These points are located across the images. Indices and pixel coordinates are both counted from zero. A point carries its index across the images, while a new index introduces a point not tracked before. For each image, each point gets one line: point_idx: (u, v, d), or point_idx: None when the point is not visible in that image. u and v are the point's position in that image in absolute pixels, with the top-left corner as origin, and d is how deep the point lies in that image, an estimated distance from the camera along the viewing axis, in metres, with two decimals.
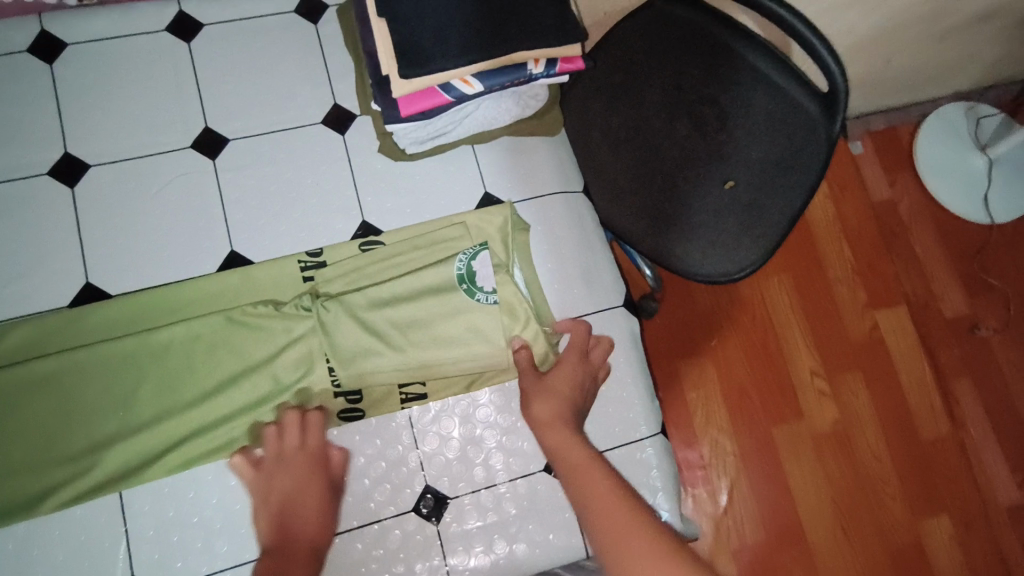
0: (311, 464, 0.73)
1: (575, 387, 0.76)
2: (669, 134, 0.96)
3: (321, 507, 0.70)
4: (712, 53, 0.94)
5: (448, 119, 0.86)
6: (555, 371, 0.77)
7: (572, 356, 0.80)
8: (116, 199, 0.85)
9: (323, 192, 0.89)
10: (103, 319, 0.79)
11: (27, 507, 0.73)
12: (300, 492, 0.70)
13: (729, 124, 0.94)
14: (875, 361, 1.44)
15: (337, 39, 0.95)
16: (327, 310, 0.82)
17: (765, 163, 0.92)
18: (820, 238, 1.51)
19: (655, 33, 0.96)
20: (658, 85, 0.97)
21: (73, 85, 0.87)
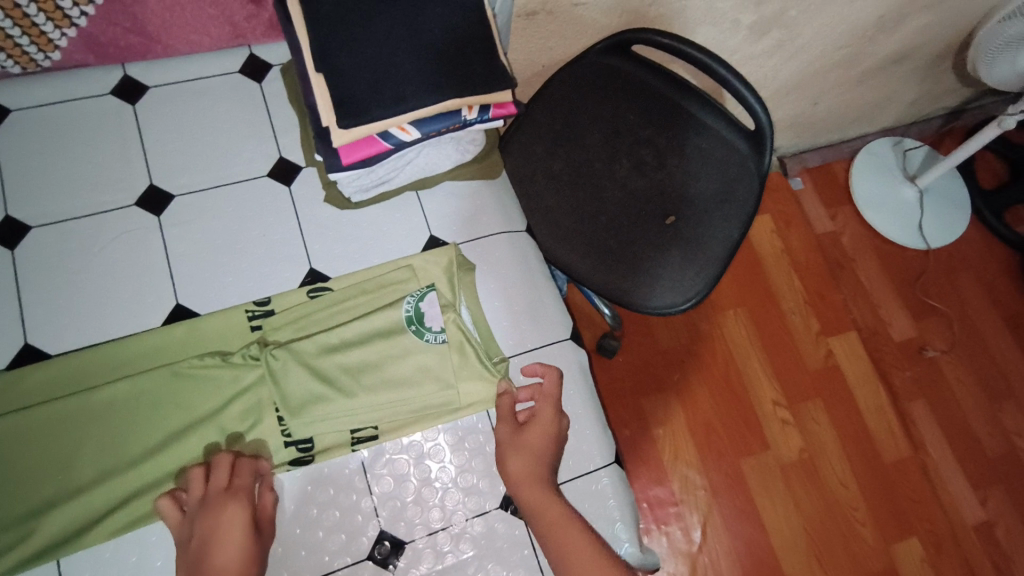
0: (239, 509, 0.71)
1: (554, 439, 0.81)
2: (610, 176, 1.04)
3: (249, 557, 0.68)
4: (648, 100, 1.05)
5: (389, 168, 0.89)
6: (534, 419, 0.81)
7: (551, 399, 0.83)
8: (59, 259, 0.84)
9: (269, 242, 0.90)
10: (42, 380, 0.78)
11: None
12: (222, 537, 0.68)
13: (667, 163, 1.04)
14: (833, 387, 1.48)
15: (283, 96, 0.98)
16: (276, 358, 0.81)
17: (703, 198, 1.02)
18: (770, 272, 1.57)
19: (592, 84, 1.05)
20: (598, 130, 1.05)
21: (15, 149, 0.88)
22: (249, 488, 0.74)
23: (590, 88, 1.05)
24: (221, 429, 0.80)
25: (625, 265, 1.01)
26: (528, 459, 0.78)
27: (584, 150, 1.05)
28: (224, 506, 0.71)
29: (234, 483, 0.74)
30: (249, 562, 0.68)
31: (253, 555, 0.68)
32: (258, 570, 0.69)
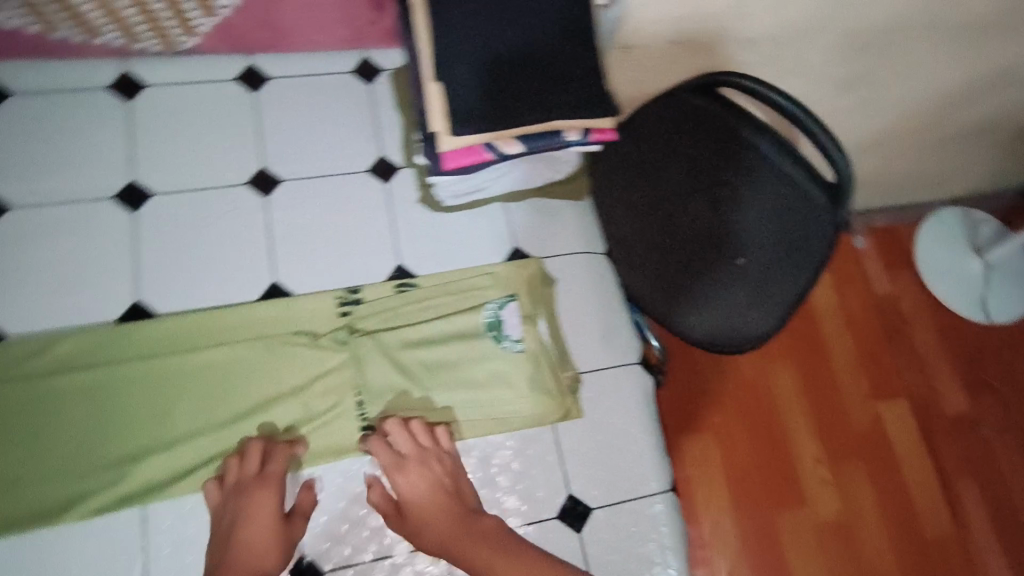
0: (267, 497, 0.75)
1: (441, 490, 0.79)
2: (684, 214, 0.98)
3: (273, 548, 0.73)
4: (724, 141, 0.96)
5: (485, 178, 0.92)
6: (414, 489, 0.79)
7: (413, 455, 0.81)
8: (171, 227, 0.90)
9: (364, 235, 0.95)
10: (149, 337, 0.84)
11: (57, 513, 0.76)
12: (251, 524, 0.73)
13: (741, 206, 0.95)
14: (877, 452, 1.45)
15: (389, 98, 1.04)
16: (362, 344, 0.87)
17: (776, 244, 0.93)
18: (824, 329, 1.55)
19: (673, 119, 0.99)
20: (675, 165, 0.99)
21: (146, 122, 0.95)
22: (280, 479, 0.78)
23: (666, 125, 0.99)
24: (303, 404, 0.84)
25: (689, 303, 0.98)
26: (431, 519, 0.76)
27: (659, 184, 1.00)
28: (254, 490, 0.75)
29: (268, 471, 0.78)
30: (270, 550, 0.72)
31: (277, 541, 0.73)
32: (283, 556, 0.73)
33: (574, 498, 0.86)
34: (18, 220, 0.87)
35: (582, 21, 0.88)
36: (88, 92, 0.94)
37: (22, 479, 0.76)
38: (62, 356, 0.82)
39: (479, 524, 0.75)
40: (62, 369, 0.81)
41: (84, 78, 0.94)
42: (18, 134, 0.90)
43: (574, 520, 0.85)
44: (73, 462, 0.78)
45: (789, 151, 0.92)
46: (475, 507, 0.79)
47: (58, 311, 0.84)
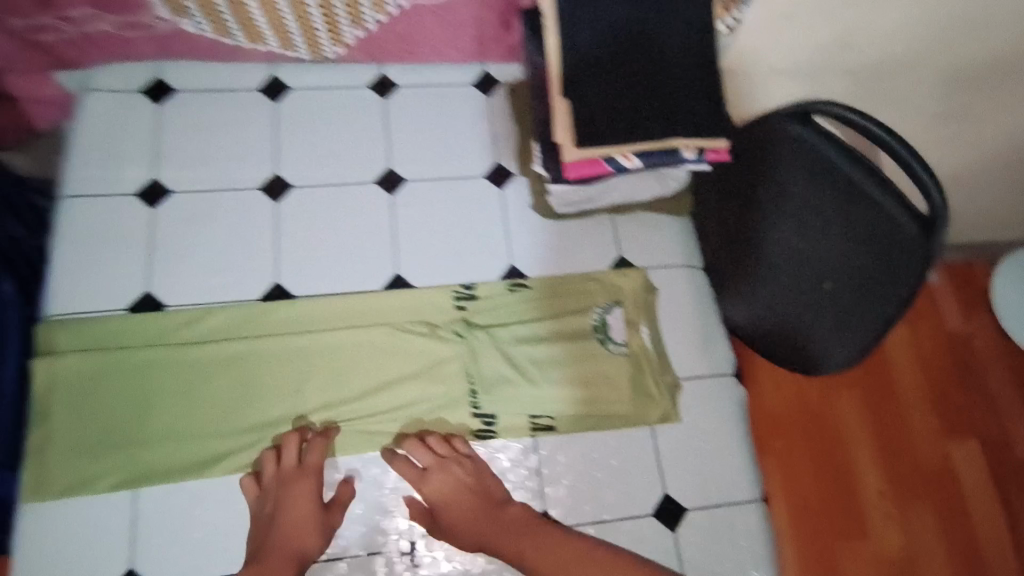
0: (307, 487, 0.82)
1: (469, 490, 0.85)
2: (762, 228, 0.95)
3: (313, 533, 0.80)
4: (805, 148, 0.87)
5: (597, 190, 0.99)
6: (441, 498, 0.84)
7: (431, 467, 0.86)
8: (307, 218, 0.98)
9: (479, 236, 1.01)
10: (286, 316, 0.92)
11: (205, 466, 0.84)
12: (294, 512, 0.80)
13: (826, 218, 0.87)
14: (947, 494, 1.32)
15: (506, 109, 1.10)
16: (477, 338, 0.93)
17: (855, 263, 0.85)
18: (894, 362, 1.41)
19: (751, 129, 0.93)
20: (754, 178, 0.94)
21: (288, 121, 1.03)
22: (320, 469, 0.84)
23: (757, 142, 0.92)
24: (422, 389, 0.91)
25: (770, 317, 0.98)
26: (466, 514, 0.83)
27: (747, 201, 0.96)
28: (297, 481, 0.82)
29: (307, 462, 0.84)
30: (312, 534, 0.80)
31: (318, 527, 0.81)
32: (325, 538, 0.81)
33: (671, 498, 0.90)
34: (177, 203, 0.96)
35: (703, 46, 0.92)
36: (241, 92, 1.03)
37: (176, 434, 0.85)
38: (212, 327, 0.90)
39: (505, 515, 0.83)
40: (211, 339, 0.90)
41: (236, 80, 1.04)
42: (179, 127, 1.00)
43: (668, 518, 0.89)
44: (219, 424, 0.86)
45: (872, 172, 0.81)
46: (502, 496, 0.86)
47: (209, 288, 0.93)
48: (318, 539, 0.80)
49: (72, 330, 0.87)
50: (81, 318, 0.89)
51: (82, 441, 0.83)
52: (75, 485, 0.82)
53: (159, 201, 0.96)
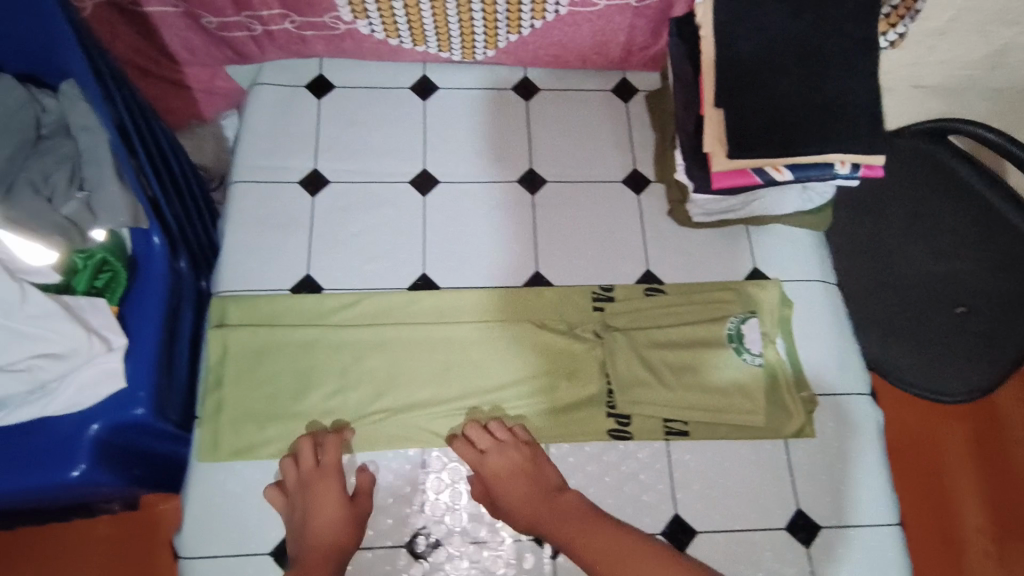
0: (330, 484, 0.84)
1: (526, 474, 0.87)
2: (905, 256, 1.00)
3: (344, 528, 0.82)
4: (961, 190, 0.99)
5: (739, 201, 0.99)
6: (499, 480, 0.86)
7: (492, 450, 0.88)
8: (453, 213, 1.02)
9: (616, 240, 1.04)
10: (433, 306, 0.97)
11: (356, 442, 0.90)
12: (321, 511, 0.82)
13: (972, 253, 0.96)
14: None
15: (644, 117, 1.12)
16: (614, 339, 0.96)
17: (1003, 295, 0.92)
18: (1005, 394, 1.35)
19: (908, 167, 1.03)
20: (901, 211, 1.02)
21: (437, 120, 1.08)
22: (337, 466, 0.86)
23: (915, 176, 1.03)
24: (558, 385, 0.94)
25: (903, 346, 0.97)
26: (522, 499, 0.85)
27: (892, 233, 1.02)
28: (319, 482, 0.84)
29: (325, 461, 0.86)
30: (343, 528, 0.82)
31: (347, 521, 0.82)
32: (356, 532, 0.82)
33: (804, 513, 0.90)
34: (335, 193, 1.02)
35: (867, 59, 0.91)
36: (394, 89, 1.09)
37: (332, 410, 0.91)
38: (365, 312, 0.96)
39: (559, 503, 0.84)
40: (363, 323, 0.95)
41: (390, 78, 1.09)
42: (336, 122, 1.06)
43: (802, 533, 0.89)
44: (370, 403, 0.91)
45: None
46: (556, 483, 0.87)
47: (363, 275, 0.99)
48: (349, 534, 0.82)
49: (242, 305, 0.94)
50: (249, 295, 0.95)
51: (250, 411, 0.90)
52: (243, 449, 0.88)
53: (319, 190, 1.02)
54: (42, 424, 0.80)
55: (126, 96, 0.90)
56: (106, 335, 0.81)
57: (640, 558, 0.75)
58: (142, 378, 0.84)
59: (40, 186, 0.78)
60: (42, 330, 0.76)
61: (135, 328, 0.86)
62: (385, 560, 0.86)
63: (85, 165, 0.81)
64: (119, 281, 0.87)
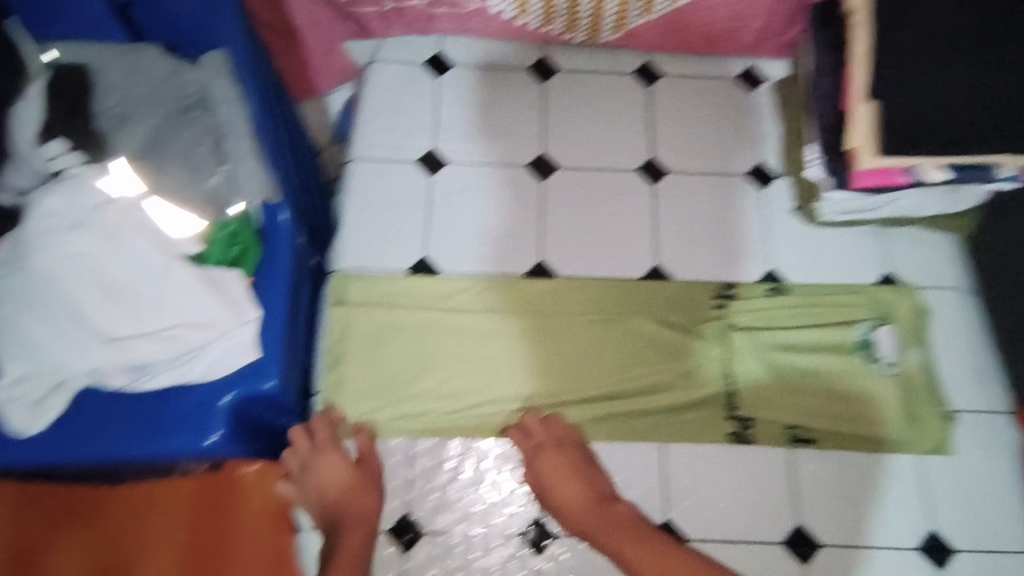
0: (333, 457, 0.84)
1: (581, 475, 0.83)
2: None
3: (366, 500, 0.82)
4: None
5: (878, 201, 0.93)
6: (553, 475, 0.83)
7: (550, 442, 0.85)
8: (571, 201, 1.00)
9: (738, 235, 1.00)
10: (551, 294, 0.95)
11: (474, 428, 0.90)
12: (334, 485, 0.82)
13: None
14: None
15: (769, 108, 1.07)
16: (737, 339, 0.93)
17: None
18: None
19: None
20: None
21: (556, 103, 1.05)
22: (333, 438, 0.86)
23: None
24: (678, 383, 0.91)
25: None
26: (569, 499, 0.81)
27: None
28: (321, 460, 0.84)
29: (322, 439, 0.85)
30: (364, 496, 0.82)
31: (362, 485, 0.83)
32: (376, 494, 0.84)
33: (935, 534, 0.88)
34: (452, 175, 1.01)
35: None
36: (512, 70, 1.06)
37: (449, 394, 0.90)
38: (484, 298, 0.95)
39: (612, 510, 0.79)
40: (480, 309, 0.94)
41: (509, 58, 1.07)
42: (454, 102, 1.05)
43: (931, 553, 0.88)
44: (487, 390, 0.91)
45: None
46: (609, 492, 0.83)
47: (481, 259, 0.97)
48: (372, 499, 0.83)
49: (364, 285, 0.95)
50: (370, 273, 0.96)
51: (373, 391, 0.90)
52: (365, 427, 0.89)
53: (437, 170, 1.01)
54: (178, 391, 0.82)
55: (271, 76, 0.91)
56: (240, 307, 0.82)
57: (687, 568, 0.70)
58: (273, 352, 0.86)
59: (185, 158, 0.79)
60: (187, 300, 0.78)
61: (265, 300, 0.88)
62: (507, 550, 0.87)
63: (227, 138, 0.82)
64: (250, 254, 0.88)
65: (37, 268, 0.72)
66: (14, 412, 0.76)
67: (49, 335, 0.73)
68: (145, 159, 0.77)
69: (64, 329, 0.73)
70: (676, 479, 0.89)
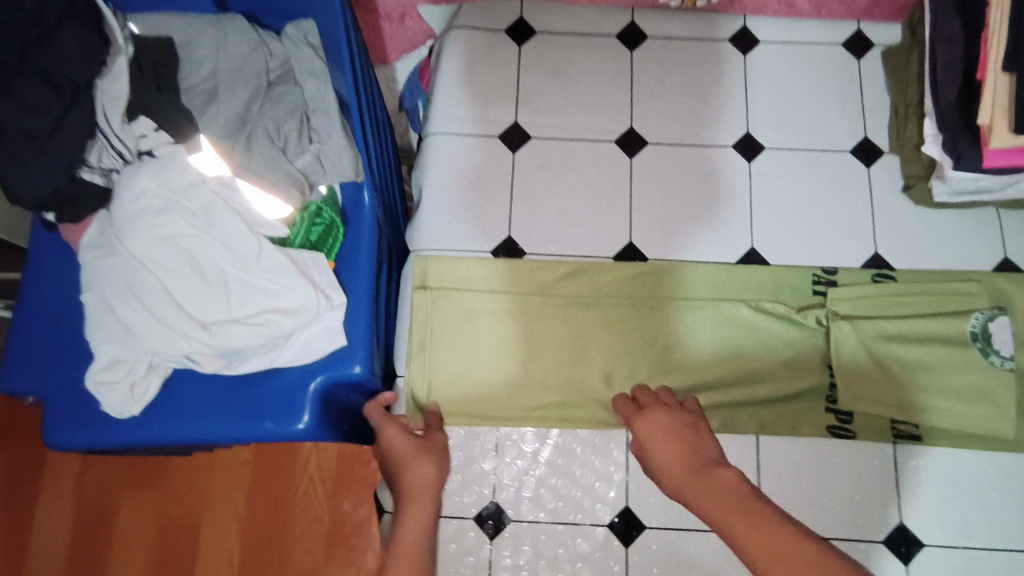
0: (393, 429, 0.80)
1: (684, 439, 0.73)
2: None
3: (424, 464, 0.76)
4: None
5: (1002, 181, 0.85)
6: (651, 435, 0.75)
7: (651, 408, 0.80)
8: (661, 178, 0.96)
9: (840, 216, 0.94)
10: (642, 280, 0.91)
11: (559, 419, 0.87)
12: (399, 456, 0.78)
13: None
14: None
15: (878, 78, 1.00)
16: (840, 329, 0.87)
17: None
18: None
19: None
20: None
21: (644, 73, 1.00)
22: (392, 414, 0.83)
23: None
24: (777, 373, 0.88)
25: None
26: (666, 459, 0.72)
27: None
28: (383, 433, 0.80)
29: (382, 417, 0.82)
30: (428, 464, 0.77)
31: (427, 452, 0.78)
32: (442, 463, 0.79)
33: None
34: (536, 150, 0.97)
35: None
36: (600, 39, 1.02)
37: (533, 383, 0.87)
38: (574, 287, 0.91)
39: (712, 477, 0.67)
40: (572, 299, 0.90)
41: (598, 25, 1.02)
42: (539, 71, 1.00)
43: None
44: (574, 376, 0.88)
45: None
46: (714, 456, 0.70)
47: (568, 240, 0.94)
48: (438, 466, 0.78)
49: (442, 267, 0.91)
50: (450, 256, 0.92)
51: (454, 376, 0.87)
52: (450, 414, 0.87)
53: (521, 146, 0.97)
54: (267, 374, 0.81)
55: (360, 51, 0.89)
56: (327, 291, 0.80)
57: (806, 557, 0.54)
58: (360, 337, 0.82)
59: (274, 136, 0.77)
60: (278, 283, 0.76)
61: (349, 283, 0.85)
62: (593, 539, 0.84)
63: (314, 114, 0.79)
64: (332, 234, 0.84)
65: (131, 252, 0.72)
66: (110, 395, 0.75)
67: (146, 320, 0.73)
68: (233, 137, 0.75)
69: (160, 313, 0.72)
70: (771, 470, 0.86)
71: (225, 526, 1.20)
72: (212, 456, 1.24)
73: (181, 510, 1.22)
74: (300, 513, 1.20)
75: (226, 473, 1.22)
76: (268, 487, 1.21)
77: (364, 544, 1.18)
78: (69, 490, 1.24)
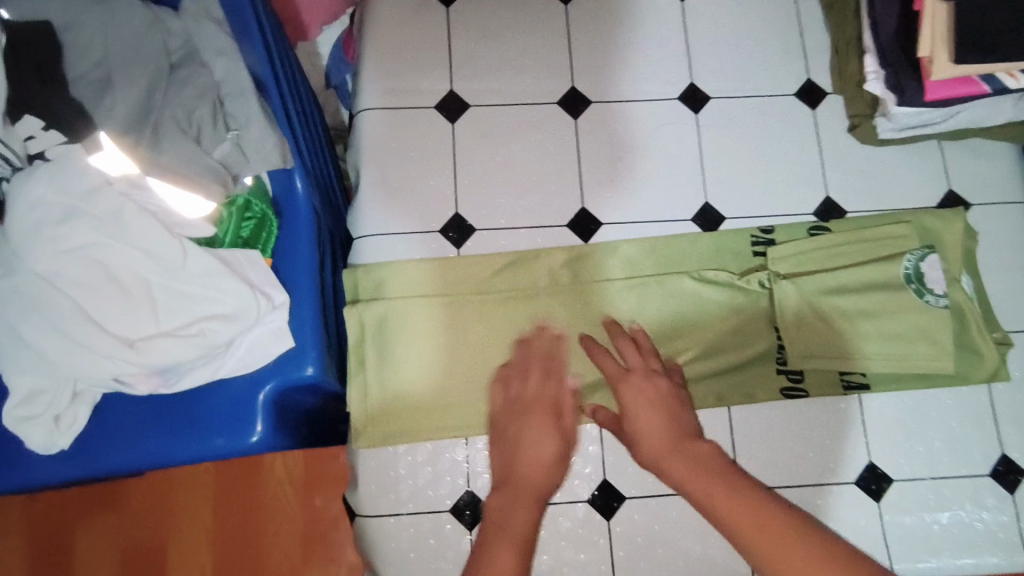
0: (539, 379, 0.77)
1: (665, 407, 0.71)
2: None
3: (554, 466, 0.69)
4: None
5: (942, 113, 0.85)
6: (634, 402, 0.72)
7: (638, 369, 0.76)
8: (608, 138, 0.92)
9: (790, 162, 0.93)
10: (585, 263, 0.87)
11: None
12: (525, 442, 0.70)
13: None
14: None
15: (816, 16, 0.98)
16: (782, 290, 0.85)
17: None
18: None
19: None
20: None
21: (581, 28, 0.95)
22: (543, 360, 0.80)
23: None
24: (726, 343, 0.86)
25: None
26: (646, 428, 0.70)
27: None
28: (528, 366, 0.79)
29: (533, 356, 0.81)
30: (556, 468, 0.69)
31: (560, 454, 0.70)
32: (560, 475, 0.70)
33: (1008, 459, 0.86)
34: (476, 118, 0.92)
35: None
36: None
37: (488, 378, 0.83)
38: (514, 278, 0.86)
39: (692, 450, 0.66)
40: (515, 288, 0.86)
41: None
42: (470, 33, 0.94)
43: (1007, 479, 0.85)
44: None
45: None
46: (693, 429, 0.69)
47: (519, 211, 0.89)
48: (555, 471, 0.69)
49: (373, 276, 0.85)
50: (385, 252, 0.87)
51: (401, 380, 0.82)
52: (392, 434, 0.81)
53: (459, 115, 0.92)
54: (210, 389, 0.74)
55: (272, 25, 0.82)
56: (267, 290, 0.74)
57: (794, 537, 0.54)
58: (309, 336, 0.76)
59: (185, 125, 0.68)
60: (212, 288, 0.70)
61: (290, 281, 0.79)
62: (575, 517, 0.82)
63: (228, 97, 0.72)
64: (266, 229, 0.78)
65: (36, 270, 0.65)
66: (33, 431, 0.68)
67: (61, 344, 0.65)
68: (138, 131, 0.65)
69: (76, 334, 0.65)
70: (743, 426, 0.86)
71: (193, 540, 1.14)
72: (170, 472, 1.17)
73: (144, 529, 1.14)
74: (272, 517, 1.14)
75: (186, 485, 1.16)
76: (234, 493, 1.15)
77: (341, 540, 1.14)
78: (16, 524, 1.15)
